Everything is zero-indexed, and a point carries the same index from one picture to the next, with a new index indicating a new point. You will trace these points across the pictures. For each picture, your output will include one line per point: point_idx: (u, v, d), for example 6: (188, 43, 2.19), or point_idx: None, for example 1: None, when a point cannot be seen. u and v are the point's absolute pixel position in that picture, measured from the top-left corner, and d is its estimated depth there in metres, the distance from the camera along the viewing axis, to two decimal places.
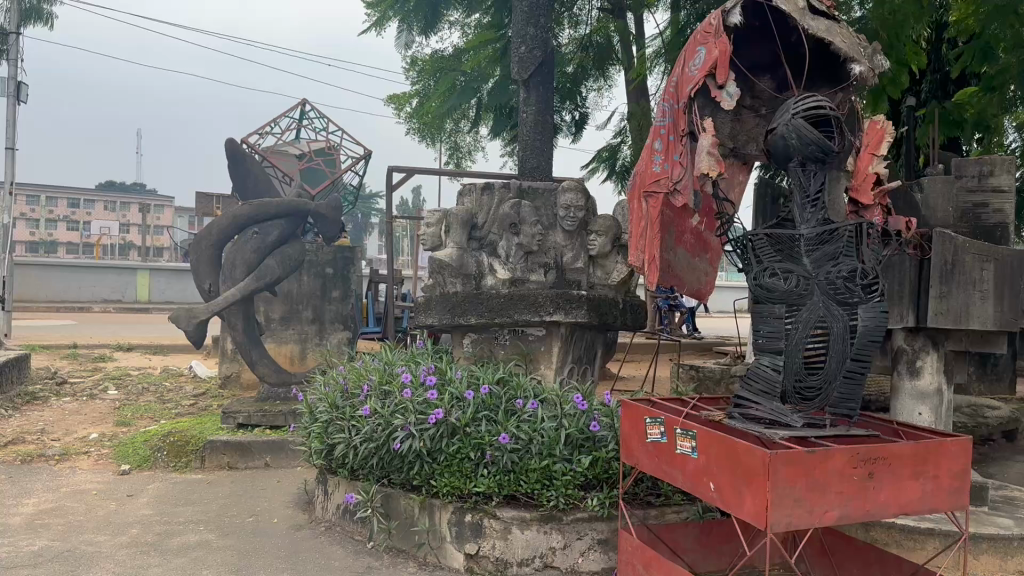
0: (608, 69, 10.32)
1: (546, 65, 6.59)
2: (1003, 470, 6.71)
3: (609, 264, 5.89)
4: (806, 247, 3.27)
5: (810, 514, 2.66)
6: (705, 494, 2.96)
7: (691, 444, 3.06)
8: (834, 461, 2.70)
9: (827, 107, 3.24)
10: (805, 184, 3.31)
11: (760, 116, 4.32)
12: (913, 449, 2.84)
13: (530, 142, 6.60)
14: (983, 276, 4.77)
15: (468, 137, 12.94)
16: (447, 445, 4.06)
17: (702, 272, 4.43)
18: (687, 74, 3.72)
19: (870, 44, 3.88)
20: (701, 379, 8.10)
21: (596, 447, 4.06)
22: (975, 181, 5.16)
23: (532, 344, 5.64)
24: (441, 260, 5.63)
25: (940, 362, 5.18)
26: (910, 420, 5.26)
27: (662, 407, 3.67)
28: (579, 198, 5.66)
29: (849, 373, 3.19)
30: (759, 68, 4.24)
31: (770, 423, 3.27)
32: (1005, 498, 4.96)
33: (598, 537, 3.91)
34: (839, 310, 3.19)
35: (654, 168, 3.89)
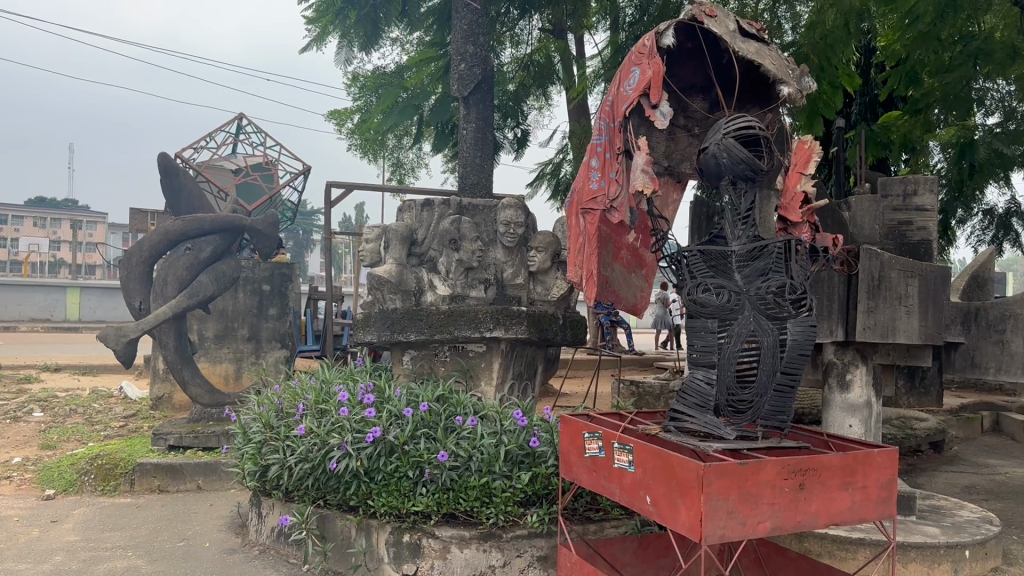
0: (550, 88, 10.42)
1: (486, 83, 6.61)
2: (930, 480, 6.92)
3: (550, 280, 5.82)
4: (737, 263, 3.35)
5: (742, 526, 2.70)
6: (641, 507, 2.99)
7: (628, 458, 3.08)
8: (765, 473, 2.75)
9: (756, 127, 3.33)
10: (736, 203, 3.41)
11: (693, 135, 4.41)
12: (842, 461, 2.91)
13: (471, 158, 6.60)
14: (908, 291, 4.90)
15: (410, 154, 12.91)
16: (384, 464, 4.01)
17: (638, 287, 4.49)
18: (622, 93, 3.76)
19: (798, 67, 4.00)
20: (641, 394, 8.16)
21: (536, 463, 4.06)
22: (900, 199, 5.33)
23: (471, 359, 5.62)
24: (380, 276, 5.58)
25: (869, 376, 5.33)
26: (840, 432, 5.40)
27: (601, 422, 3.70)
28: (518, 215, 5.68)
29: (780, 386, 3.27)
30: (692, 89, 4.34)
31: (705, 435, 3.31)
32: (931, 507, 5.12)
33: (537, 554, 3.93)
34: (769, 324, 3.26)
35: (592, 185, 3.91)
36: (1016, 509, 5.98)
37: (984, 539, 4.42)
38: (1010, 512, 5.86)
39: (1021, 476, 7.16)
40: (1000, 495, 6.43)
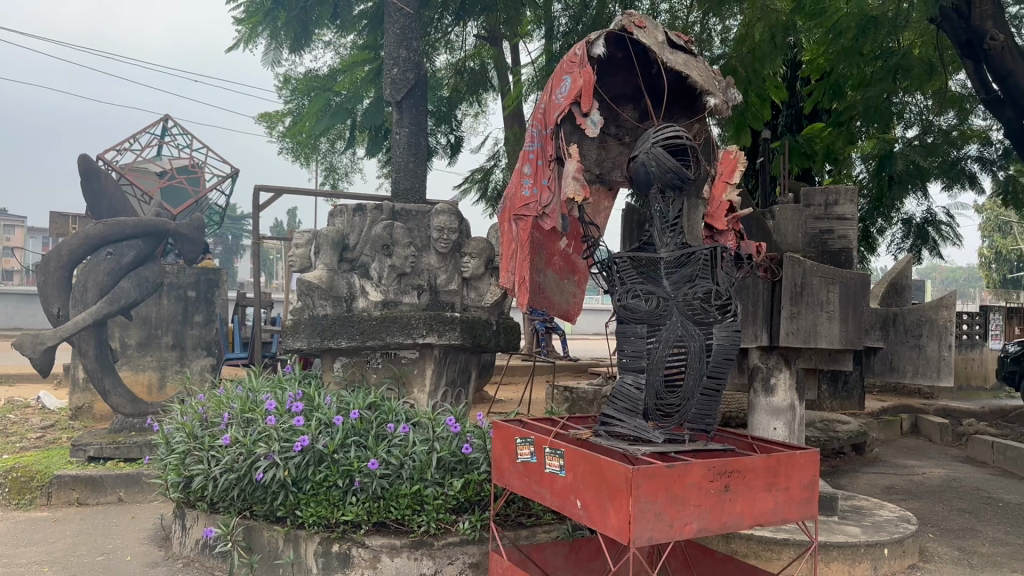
0: (484, 94, 10.47)
1: (418, 88, 6.60)
2: (852, 481, 7.15)
3: (483, 286, 5.87)
4: (665, 269, 3.41)
5: (669, 528, 2.74)
6: (571, 511, 3.01)
7: (559, 463, 3.10)
8: (692, 476, 2.80)
9: (684, 136, 3.39)
10: (664, 210, 3.47)
11: (624, 144, 4.49)
12: (765, 462, 2.98)
13: (404, 163, 6.58)
14: (829, 297, 5.11)
15: (343, 158, 12.78)
16: (313, 473, 3.94)
17: (570, 293, 4.52)
18: (553, 100, 3.80)
19: (724, 78, 4.09)
20: (574, 399, 8.23)
21: (469, 469, 4.06)
22: (822, 209, 5.52)
23: (403, 365, 5.58)
24: (310, 282, 5.50)
25: (792, 380, 5.49)
26: (765, 434, 5.55)
27: (533, 426, 3.71)
28: (452, 221, 5.69)
29: (706, 390, 3.36)
30: (622, 98, 4.41)
31: (634, 440, 3.34)
32: (852, 507, 5.29)
33: (469, 561, 3.91)
34: (696, 330, 3.34)
35: (523, 192, 3.91)
36: (932, 507, 6.23)
37: (902, 537, 4.58)
38: (926, 511, 6.10)
39: (936, 475, 7.45)
40: (917, 494, 6.68)
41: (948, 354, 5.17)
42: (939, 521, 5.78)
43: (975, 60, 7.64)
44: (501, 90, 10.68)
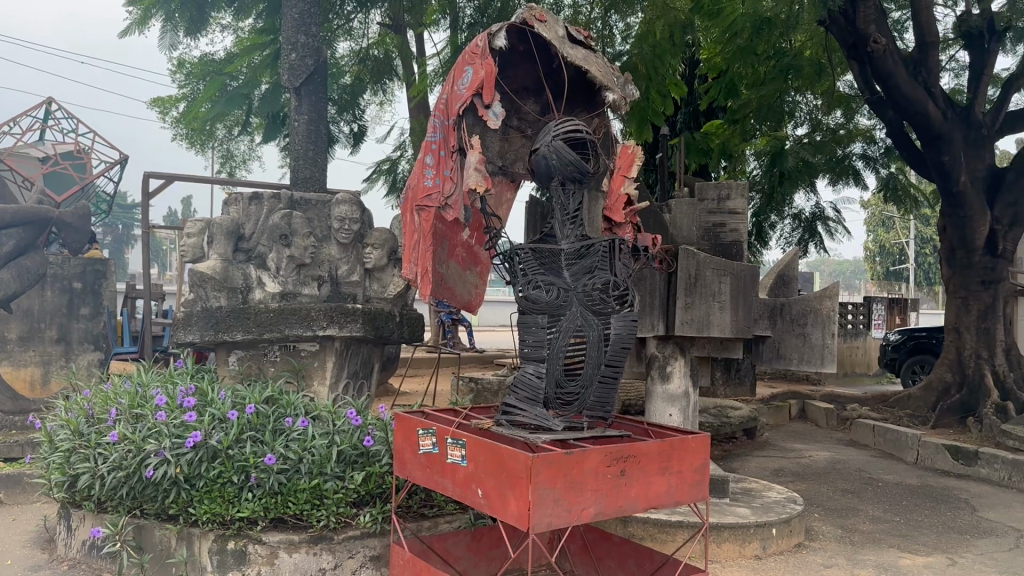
0: (387, 83, 10.36)
1: (318, 74, 6.46)
2: (744, 464, 7.46)
3: (385, 277, 5.84)
4: (566, 261, 3.47)
5: (568, 513, 2.81)
6: (473, 500, 3.04)
7: (461, 453, 3.12)
8: (589, 462, 2.87)
9: (583, 130, 3.46)
10: (564, 203, 3.52)
11: (526, 136, 4.53)
12: (659, 447, 3.09)
13: (303, 151, 6.44)
14: (721, 288, 5.24)
15: (242, 145, 12.42)
16: (206, 470, 3.85)
17: (472, 284, 4.55)
18: (455, 91, 3.79)
19: (622, 74, 4.19)
20: (479, 390, 8.27)
21: (370, 461, 4.05)
22: (714, 203, 5.70)
23: (303, 359, 5.49)
24: (203, 272, 5.33)
25: (687, 367, 5.70)
26: (662, 420, 5.73)
27: (435, 418, 3.72)
28: (353, 211, 5.62)
29: (604, 378, 3.45)
30: (524, 91, 4.46)
31: (535, 429, 3.38)
32: (743, 489, 5.52)
33: (370, 554, 3.90)
34: (595, 320, 3.42)
35: (425, 182, 3.89)
36: (817, 488, 6.56)
37: (789, 517, 4.81)
38: (811, 492, 6.43)
39: (822, 458, 7.85)
40: (804, 476, 7.03)
41: (831, 343, 5.47)
42: (823, 502, 6.10)
43: (860, 61, 8.01)
44: (404, 80, 10.61)
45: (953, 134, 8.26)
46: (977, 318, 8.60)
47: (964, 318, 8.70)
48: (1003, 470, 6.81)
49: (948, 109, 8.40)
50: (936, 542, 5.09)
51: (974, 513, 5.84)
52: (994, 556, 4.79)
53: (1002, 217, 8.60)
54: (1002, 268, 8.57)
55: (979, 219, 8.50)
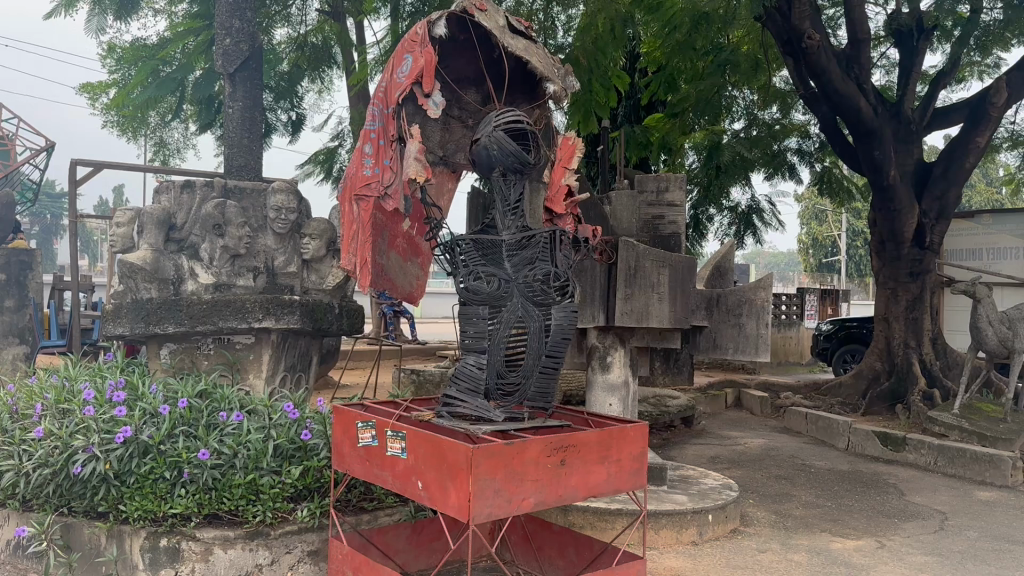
0: (326, 71, 10.20)
1: (253, 61, 6.31)
2: (682, 452, 7.59)
3: (324, 268, 5.76)
4: (507, 251, 3.46)
5: (508, 503, 2.80)
6: (412, 493, 3.01)
7: (400, 445, 3.09)
8: (530, 452, 2.87)
9: (524, 121, 3.44)
10: (505, 193, 3.51)
11: (468, 126, 4.53)
12: (598, 437, 3.10)
13: (238, 139, 6.29)
14: (660, 279, 5.30)
15: (176, 133, 12.10)
16: (137, 466, 3.73)
17: (413, 275, 4.52)
18: (394, 80, 3.74)
19: (563, 66, 4.18)
20: (421, 382, 8.24)
21: (308, 455, 4.01)
22: (654, 195, 5.82)
23: (238, 352, 5.38)
24: (132, 263, 5.17)
25: (627, 357, 5.76)
26: (602, 410, 5.79)
27: (375, 410, 3.68)
28: (290, 200, 5.51)
29: (545, 369, 3.44)
30: (465, 81, 4.43)
31: (476, 419, 3.38)
32: (680, 477, 5.60)
33: (308, 549, 3.84)
34: (535, 311, 3.42)
35: (364, 171, 3.84)
36: (752, 475, 6.70)
37: (725, 503, 4.91)
38: (747, 478, 6.57)
39: (756, 445, 8.02)
40: (740, 463, 7.18)
41: (765, 332, 5.54)
42: (758, 488, 6.23)
43: (795, 58, 8.18)
44: (344, 69, 10.47)
45: (883, 129, 8.42)
46: (905, 308, 8.89)
47: (893, 309, 8.98)
48: (929, 455, 7.05)
49: (878, 104, 8.63)
50: (866, 525, 5.25)
51: (901, 497, 6.04)
52: (920, 538, 4.96)
53: (930, 210, 8.89)
54: (929, 260, 8.86)
55: (907, 212, 8.72)
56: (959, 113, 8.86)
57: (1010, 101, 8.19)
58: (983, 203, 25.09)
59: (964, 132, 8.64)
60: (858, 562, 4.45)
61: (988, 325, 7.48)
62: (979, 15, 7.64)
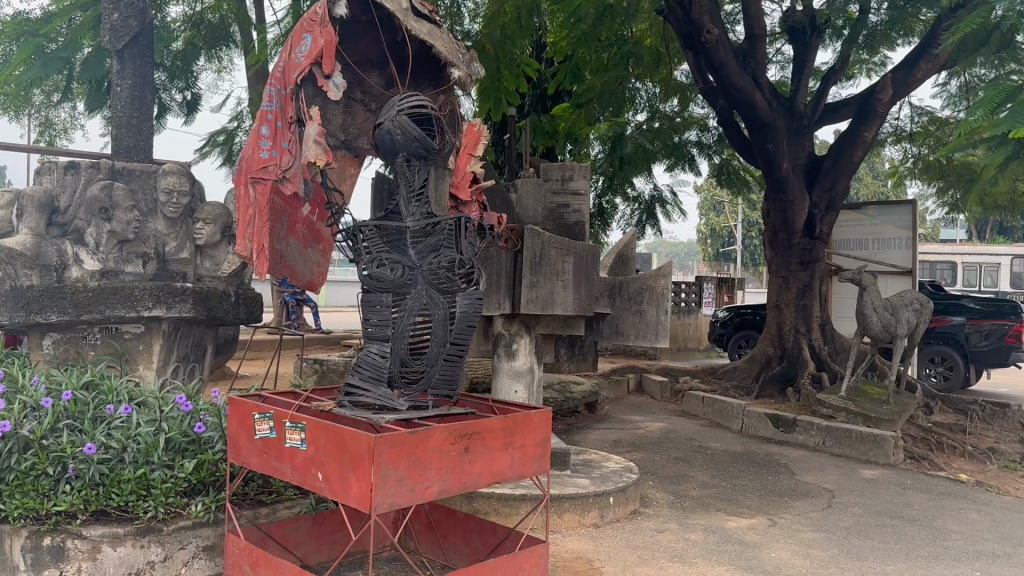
0: (223, 49, 9.85)
1: (143, 38, 6.02)
2: (585, 437, 7.70)
3: (219, 255, 5.58)
4: (411, 238, 3.40)
5: (412, 492, 2.77)
6: (312, 485, 2.94)
7: (300, 437, 3.00)
8: (433, 440, 2.84)
9: (428, 106, 3.39)
10: (409, 179, 3.45)
11: (370, 111, 4.44)
12: (502, 423, 3.10)
13: (126, 119, 5.99)
14: (564, 268, 5.37)
15: (62, 113, 11.48)
16: (17, 462, 3.49)
17: (314, 262, 4.41)
18: (292, 60, 3.62)
19: (468, 52, 4.14)
20: (324, 372, 8.07)
21: (202, 449, 3.88)
22: (558, 183, 5.84)
23: (127, 342, 5.15)
24: (11, 248, 4.92)
25: (532, 344, 5.79)
26: (507, 397, 5.81)
27: (273, 402, 3.57)
28: (182, 182, 5.30)
29: (449, 356, 3.41)
30: (367, 64, 4.36)
31: (379, 409, 3.32)
32: (582, 461, 5.68)
33: (202, 544, 3.70)
34: (439, 298, 3.39)
35: (260, 154, 3.68)
36: (652, 457, 6.86)
37: (625, 486, 5.00)
38: (647, 461, 6.72)
39: (656, 429, 8.22)
40: (640, 446, 7.34)
41: (664, 319, 5.65)
42: (658, 470, 6.39)
43: (696, 51, 8.35)
44: (242, 49, 10.14)
45: (777, 123, 8.70)
46: (795, 295, 9.27)
47: (784, 296, 9.35)
48: (818, 435, 7.38)
49: (772, 99, 8.94)
50: (759, 504, 5.45)
51: (792, 476, 6.30)
52: (808, 516, 5.19)
53: (820, 202, 9.27)
54: (818, 250, 9.24)
55: (798, 203, 9.06)
56: (847, 109, 9.26)
57: (895, 98, 8.60)
58: (869, 194, 26.37)
59: (852, 126, 9.04)
60: (752, 540, 4.61)
61: (874, 311, 7.85)
62: (867, 16, 8.00)
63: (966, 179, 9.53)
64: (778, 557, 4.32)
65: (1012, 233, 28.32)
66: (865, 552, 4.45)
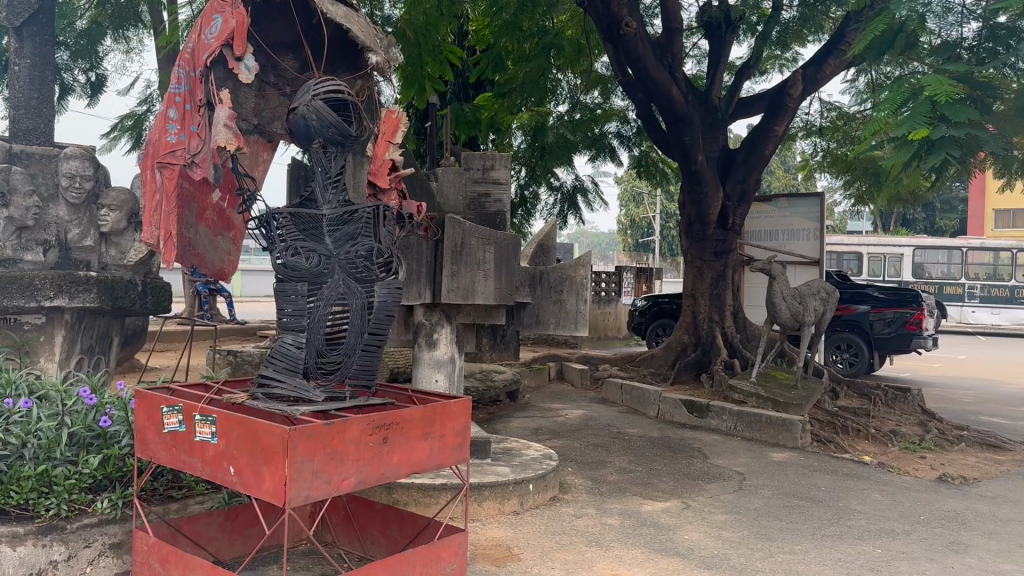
0: (131, 29, 9.48)
1: (43, 13, 5.71)
2: (506, 425, 7.75)
3: (125, 242, 5.48)
4: (327, 227, 3.33)
5: (327, 485, 2.73)
6: (223, 479, 2.87)
7: (210, 430, 2.93)
8: (350, 431, 2.80)
9: (345, 91, 3.33)
10: (326, 166, 3.36)
11: (284, 94, 4.36)
12: (421, 413, 3.09)
13: (25, 99, 5.70)
14: (485, 257, 5.36)
15: None
16: None
17: (224, 250, 4.30)
18: (201, 41, 3.50)
19: (385, 36, 4.08)
20: (239, 363, 7.88)
21: (108, 443, 3.74)
22: (480, 172, 5.83)
23: (26, 333, 4.95)
24: None
25: (453, 334, 5.79)
26: (428, 386, 5.79)
27: (182, 394, 3.46)
28: (85, 167, 5.15)
29: (367, 346, 3.39)
30: (281, 47, 4.27)
31: (294, 401, 3.25)
32: (503, 449, 5.71)
33: (110, 542, 3.54)
34: (358, 288, 3.34)
35: (167, 137, 3.55)
36: (571, 444, 6.94)
37: (544, 473, 5.05)
38: (567, 448, 6.80)
39: (576, 416, 8.32)
40: (560, 433, 7.42)
41: (584, 308, 5.75)
42: (576, 457, 6.47)
43: (614, 43, 8.39)
44: (152, 29, 9.80)
45: (692, 117, 8.87)
46: (709, 284, 9.49)
47: (700, 285, 9.56)
48: (730, 420, 7.60)
49: (688, 93, 9.11)
50: (674, 488, 5.59)
51: (705, 460, 6.47)
52: (721, 498, 5.34)
53: (733, 193, 9.49)
54: (731, 240, 9.50)
55: (713, 194, 9.27)
56: (759, 103, 9.54)
57: (805, 93, 8.91)
58: (780, 187, 27.28)
59: (764, 120, 9.30)
60: (666, 523, 4.71)
61: (782, 300, 8.13)
62: (779, 12, 8.22)
63: (871, 173, 9.93)
64: (692, 539, 4.43)
65: (913, 225, 29.73)
66: (774, 533, 4.60)
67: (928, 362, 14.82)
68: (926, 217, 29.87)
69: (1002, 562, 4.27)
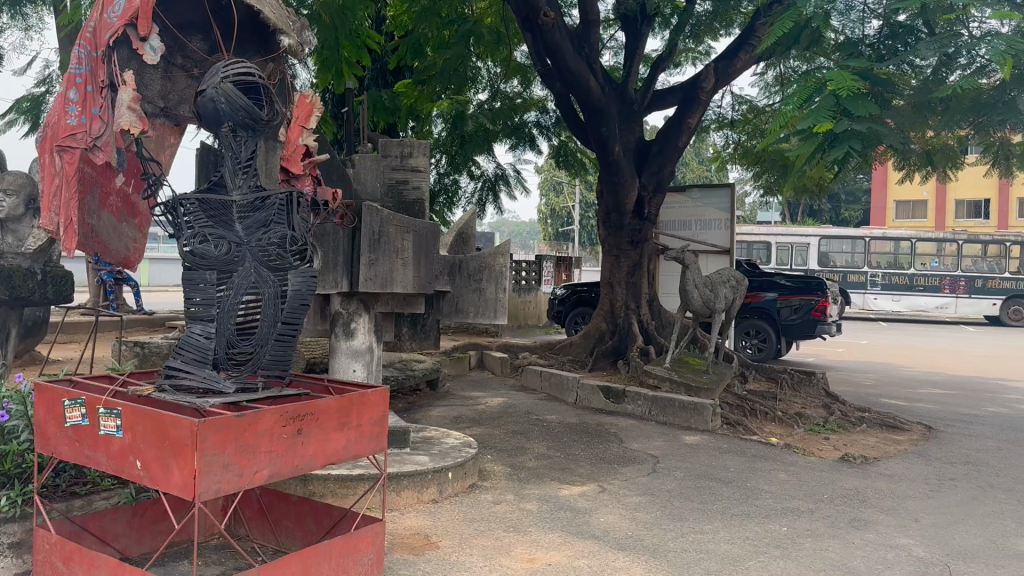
0: (29, 6, 9.02)
1: None
2: (425, 414, 7.74)
3: (21, 230, 6.06)
4: (238, 213, 3.25)
5: (238, 478, 2.68)
6: (130, 473, 2.79)
7: (115, 424, 2.83)
8: (263, 423, 2.76)
9: (254, 74, 3.26)
10: (235, 151, 3.27)
11: (191, 77, 4.22)
12: (337, 404, 3.06)
13: None
14: (403, 245, 5.30)
15: None
16: None
17: (128, 238, 4.15)
18: (104, 20, 3.36)
19: (298, 19, 4.00)
20: (146, 355, 7.62)
21: (6, 439, 3.62)
22: (398, 160, 5.78)
23: None
24: None
25: (371, 323, 5.74)
26: (346, 376, 5.74)
27: (85, 387, 3.35)
28: None
29: (280, 336, 3.35)
30: (189, 28, 4.14)
31: (203, 392, 3.17)
32: (422, 438, 5.70)
33: (9, 541, 3.36)
34: (270, 276, 3.28)
35: (67, 120, 3.39)
36: (491, 432, 6.99)
37: (463, 461, 5.07)
38: (487, 435, 6.85)
39: (495, 403, 8.38)
40: (480, 421, 7.46)
41: (503, 297, 5.74)
42: (496, 444, 6.51)
43: (533, 33, 8.42)
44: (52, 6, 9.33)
45: (609, 108, 9.01)
46: (626, 273, 9.69)
47: (616, 274, 9.73)
48: (645, 405, 7.78)
49: (605, 84, 9.26)
50: (591, 472, 5.70)
51: (621, 444, 6.61)
52: (635, 481, 5.48)
53: (649, 183, 9.65)
54: (647, 230, 9.68)
55: (628, 183, 9.41)
56: (673, 95, 9.72)
57: (716, 86, 9.16)
58: (695, 177, 28.02)
59: (678, 113, 9.52)
60: (582, 507, 4.80)
61: (694, 288, 8.36)
62: (693, 6, 8.39)
63: (779, 166, 10.27)
64: (607, 521, 4.53)
65: (819, 215, 30.93)
66: (685, 514, 4.74)
67: (832, 347, 15.44)
68: (831, 208, 31.16)
69: (897, 536, 4.51)
